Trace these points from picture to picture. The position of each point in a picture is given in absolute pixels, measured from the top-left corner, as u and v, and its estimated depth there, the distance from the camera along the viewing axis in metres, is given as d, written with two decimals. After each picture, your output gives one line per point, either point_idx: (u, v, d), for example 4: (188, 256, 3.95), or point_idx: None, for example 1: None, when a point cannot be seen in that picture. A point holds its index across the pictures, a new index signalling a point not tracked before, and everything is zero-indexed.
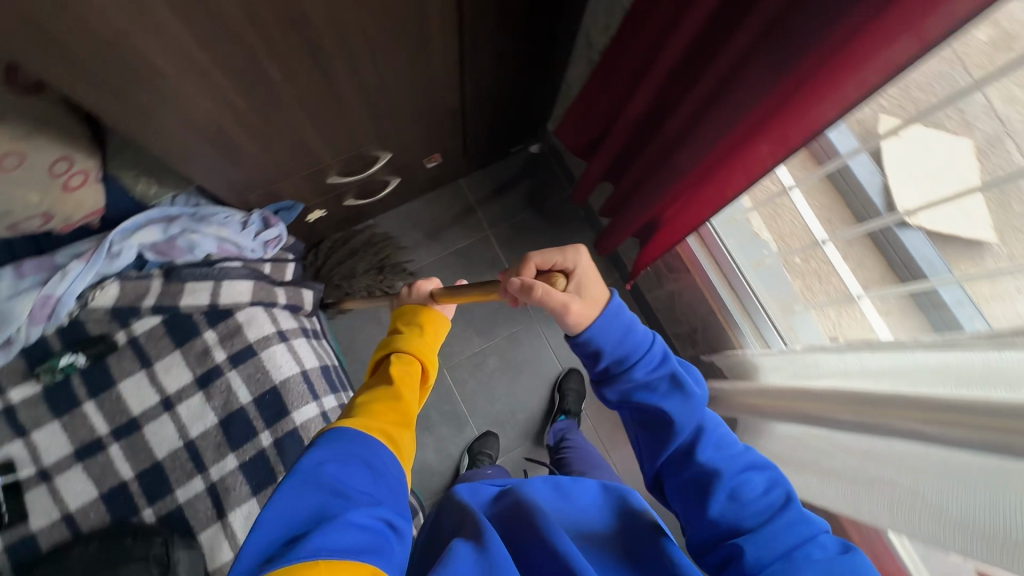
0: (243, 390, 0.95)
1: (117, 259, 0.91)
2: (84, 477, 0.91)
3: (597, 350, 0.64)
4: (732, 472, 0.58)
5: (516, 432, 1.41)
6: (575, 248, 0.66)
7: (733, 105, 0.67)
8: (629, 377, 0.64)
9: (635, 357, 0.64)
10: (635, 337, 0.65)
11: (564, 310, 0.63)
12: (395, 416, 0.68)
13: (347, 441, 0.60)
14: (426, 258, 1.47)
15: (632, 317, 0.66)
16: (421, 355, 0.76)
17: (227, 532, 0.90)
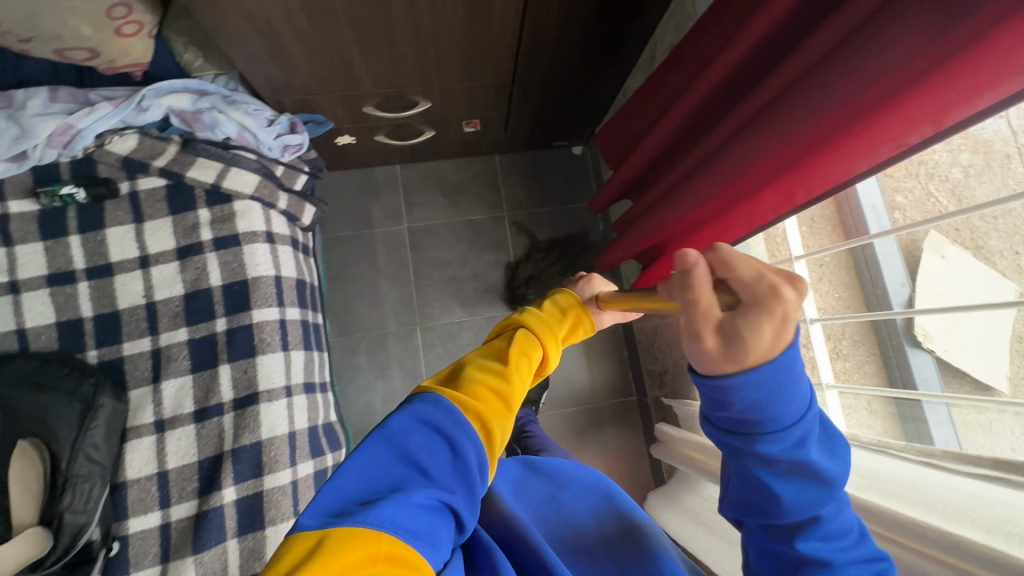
0: (216, 274, 0.98)
1: (143, 113, 0.94)
2: (48, 303, 0.95)
3: (723, 400, 0.43)
4: (841, 564, 0.46)
5: None
6: (784, 293, 0.37)
7: (761, 138, 0.65)
8: (755, 444, 0.45)
9: (773, 425, 0.44)
10: (789, 400, 0.42)
11: (694, 343, 0.41)
12: (499, 403, 0.54)
13: (438, 407, 0.51)
14: (437, 218, 1.49)
15: (795, 379, 0.42)
16: (546, 340, 0.60)
17: (155, 397, 0.93)
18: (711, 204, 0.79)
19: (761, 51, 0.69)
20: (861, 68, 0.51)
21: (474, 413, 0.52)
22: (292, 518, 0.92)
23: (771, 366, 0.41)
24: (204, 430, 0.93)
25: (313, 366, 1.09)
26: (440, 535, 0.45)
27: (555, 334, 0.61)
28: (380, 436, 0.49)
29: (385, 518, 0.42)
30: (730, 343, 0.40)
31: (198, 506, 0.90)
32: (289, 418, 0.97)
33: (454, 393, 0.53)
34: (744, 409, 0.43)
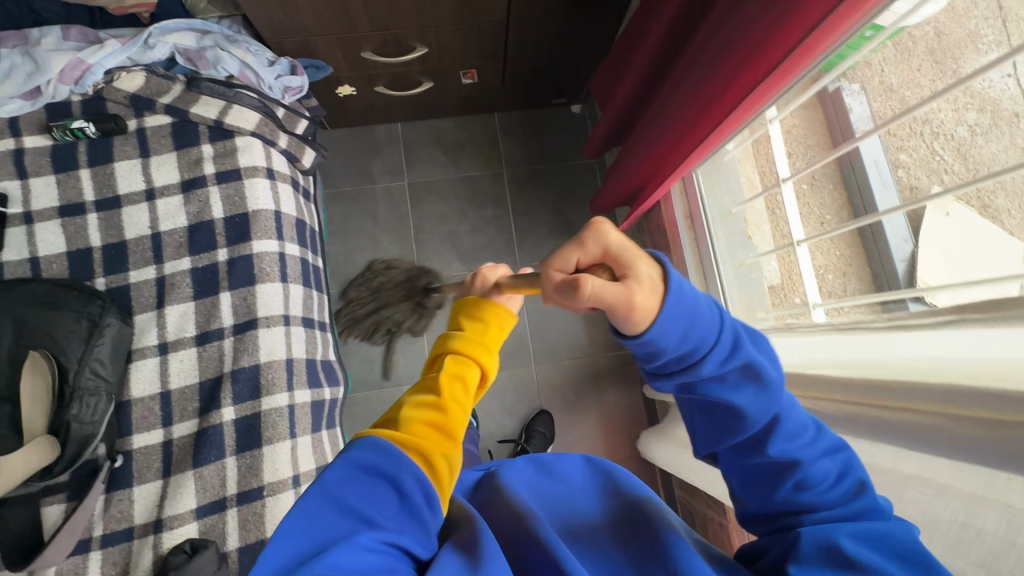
0: (218, 207, 1.01)
1: (149, 51, 0.99)
2: (60, 233, 0.99)
3: (654, 351, 0.45)
4: (809, 457, 0.49)
5: (463, 361, 1.43)
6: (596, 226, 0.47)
7: (711, 54, 0.71)
8: (697, 368, 0.46)
9: (705, 342, 0.46)
10: (704, 311, 0.45)
11: (627, 292, 0.43)
12: (438, 433, 0.59)
13: (372, 449, 0.55)
14: (438, 175, 1.51)
15: (698, 296, 0.46)
16: (478, 358, 0.66)
17: (159, 321, 0.97)
18: (674, 134, 0.87)
19: None
20: None
21: (416, 450, 0.56)
22: (289, 439, 0.96)
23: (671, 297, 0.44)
24: (205, 352, 0.96)
25: (312, 303, 1.12)
26: (387, 568, 0.48)
27: (485, 351, 0.67)
28: (317, 485, 0.52)
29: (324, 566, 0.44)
30: (634, 274, 0.44)
31: (199, 424, 0.93)
32: (288, 346, 1.00)
33: (390, 433, 0.57)
34: (677, 341, 0.45)
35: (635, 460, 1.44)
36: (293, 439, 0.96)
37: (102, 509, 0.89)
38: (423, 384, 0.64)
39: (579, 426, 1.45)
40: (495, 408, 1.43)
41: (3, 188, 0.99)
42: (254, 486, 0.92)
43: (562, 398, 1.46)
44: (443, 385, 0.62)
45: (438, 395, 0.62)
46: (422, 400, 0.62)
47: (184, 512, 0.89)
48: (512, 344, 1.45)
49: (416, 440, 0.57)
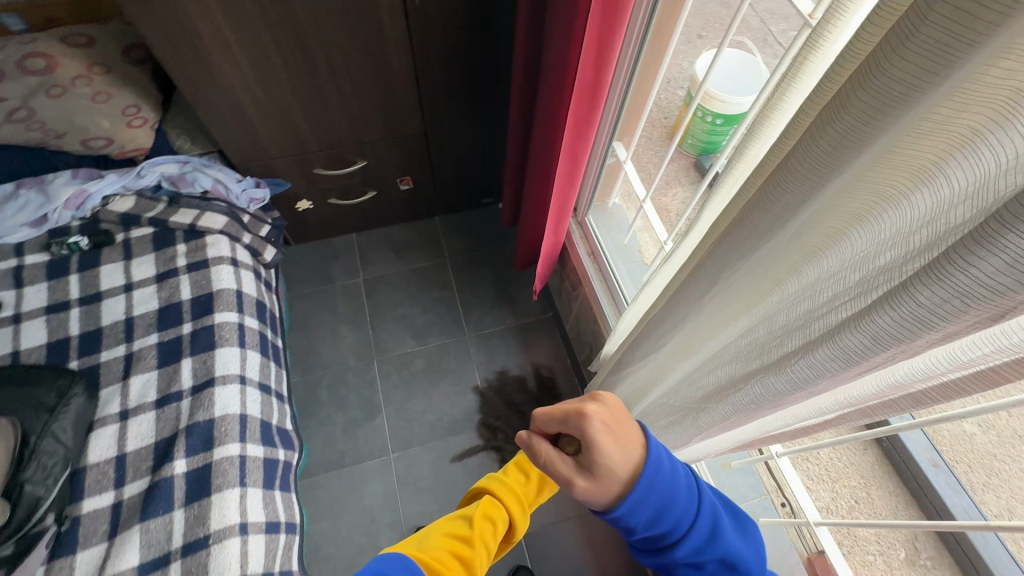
0: (186, 291, 1.18)
1: (141, 179, 1.25)
2: (43, 327, 1.13)
3: (628, 526, 0.60)
4: None
5: (422, 430, 1.48)
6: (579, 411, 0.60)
7: (550, 106, 1.03)
8: (672, 555, 0.61)
9: (679, 533, 0.60)
10: (677, 512, 0.59)
11: (574, 487, 0.60)
12: (463, 564, 0.72)
13: (399, 564, 0.68)
14: (389, 270, 1.73)
15: (673, 491, 0.59)
16: (510, 509, 0.77)
17: (123, 390, 1.06)
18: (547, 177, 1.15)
19: (533, 68, 1.11)
20: (557, 52, 0.93)
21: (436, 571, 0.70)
22: (238, 486, 0.99)
23: (628, 504, 0.58)
24: (163, 413, 1.04)
25: (270, 372, 1.22)
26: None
27: (517, 501, 0.79)
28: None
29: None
30: (595, 476, 0.59)
31: (150, 480, 0.97)
32: (242, 402, 1.09)
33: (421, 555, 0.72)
34: (658, 533, 0.60)
35: None
36: (242, 487, 1.00)
37: None
38: (462, 514, 0.79)
39: None
40: (458, 473, 1.43)
41: None
42: (200, 535, 0.92)
43: None
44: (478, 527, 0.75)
45: (470, 528, 0.75)
46: (454, 529, 0.75)
47: (124, 569, 0.88)
48: (469, 408, 1.52)
49: (441, 564, 0.71)
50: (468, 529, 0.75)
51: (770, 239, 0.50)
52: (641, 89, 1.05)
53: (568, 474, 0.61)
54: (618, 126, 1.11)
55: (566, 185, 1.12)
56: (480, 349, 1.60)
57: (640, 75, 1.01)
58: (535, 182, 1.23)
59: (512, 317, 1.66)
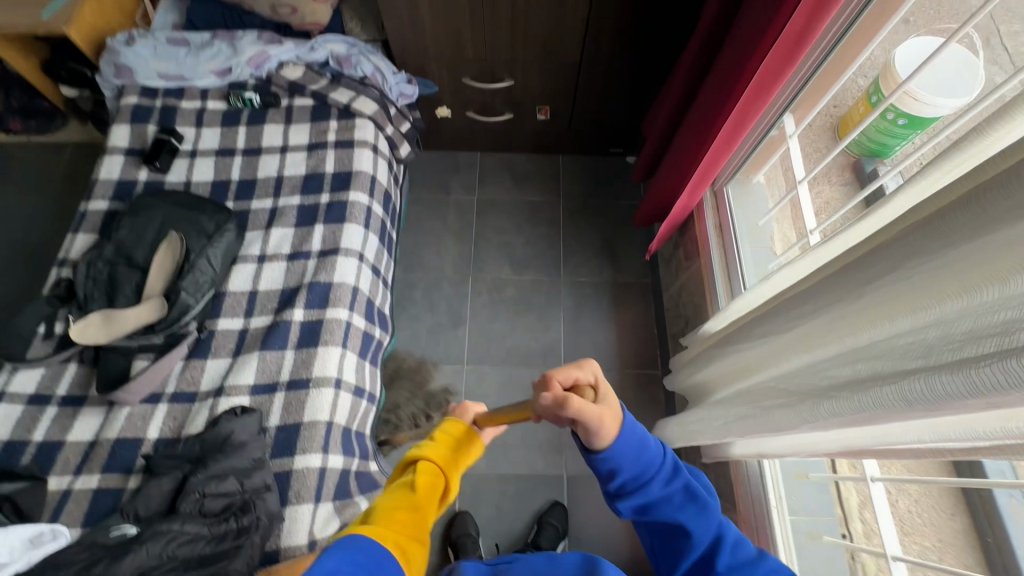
0: (330, 165, 1.28)
1: (313, 52, 1.34)
2: (211, 166, 1.28)
3: (615, 466, 0.63)
4: None
5: (497, 353, 1.54)
6: (589, 361, 0.67)
7: (735, 54, 0.95)
8: (648, 492, 0.63)
9: (652, 471, 0.64)
10: (651, 450, 0.64)
11: (601, 426, 0.61)
12: (412, 531, 0.65)
13: (358, 546, 0.58)
14: (503, 196, 1.75)
15: (645, 432, 0.65)
16: (449, 472, 0.73)
17: (264, 237, 1.19)
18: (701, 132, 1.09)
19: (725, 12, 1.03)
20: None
21: (394, 545, 0.62)
22: (341, 347, 1.09)
23: (619, 435, 0.63)
24: (293, 266, 1.16)
25: (383, 258, 1.31)
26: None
27: (449, 464, 0.74)
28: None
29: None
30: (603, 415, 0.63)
31: (272, 319, 1.10)
32: (357, 276, 1.18)
33: (372, 531, 0.62)
34: (635, 468, 0.63)
35: None
36: (343, 348, 1.10)
37: (178, 372, 1.05)
38: (395, 484, 0.71)
39: None
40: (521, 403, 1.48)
41: (183, 131, 1.31)
42: (303, 376, 1.04)
43: None
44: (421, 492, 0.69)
45: (415, 494, 0.68)
46: (398, 499, 0.68)
47: (241, 384, 1.02)
48: (546, 346, 1.55)
49: (393, 535, 0.63)
50: (411, 496, 0.68)
51: (979, 239, 0.44)
52: (835, 63, 0.94)
53: (597, 413, 0.61)
54: (795, 100, 1.02)
55: (720, 148, 1.06)
56: (571, 295, 1.61)
57: (843, 45, 0.90)
58: (684, 136, 1.16)
59: (610, 273, 1.64)
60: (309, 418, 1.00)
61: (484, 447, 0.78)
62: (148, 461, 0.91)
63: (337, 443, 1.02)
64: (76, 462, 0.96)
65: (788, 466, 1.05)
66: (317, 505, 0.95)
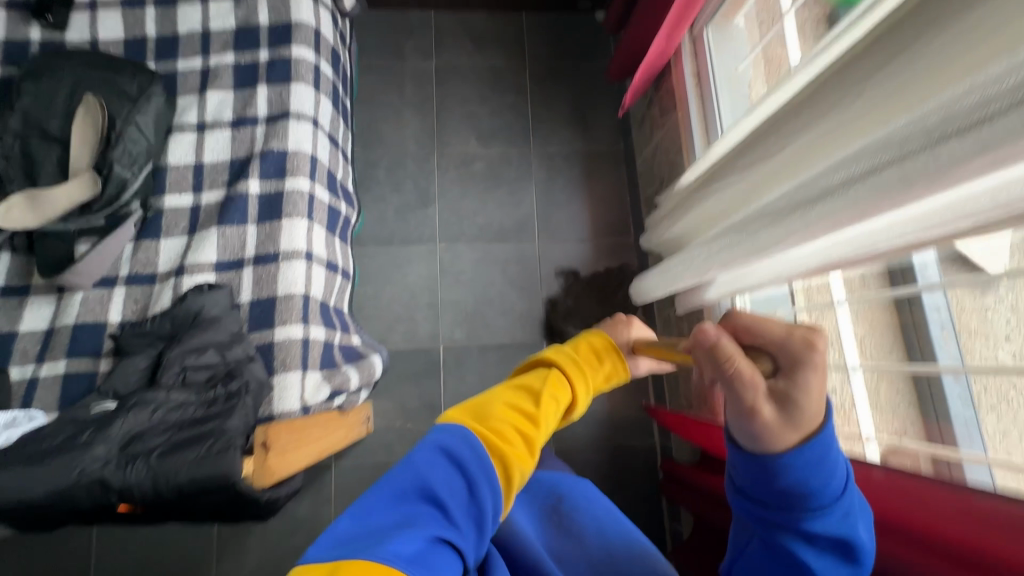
0: (264, 15, 1.10)
1: None
2: (119, 20, 1.09)
3: (771, 472, 0.51)
4: None
5: (470, 229, 1.50)
6: (812, 343, 0.48)
7: None
8: (797, 520, 0.51)
9: (821, 505, 0.50)
10: (828, 482, 0.50)
11: (752, 416, 0.49)
12: (524, 441, 0.58)
13: (461, 436, 0.55)
14: (464, 61, 1.60)
15: (835, 462, 0.50)
16: (580, 391, 0.64)
17: (200, 103, 1.05)
18: None
19: None
20: None
21: (495, 454, 0.56)
22: (306, 219, 1.02)
23: (816, 451, 0.50)
24: (239, 134, 1.04)
25: (338, 127, 1.19)
26: (440, 567, 0.47)
27: (584, 379, 0.66)
28: (404, 466, 0.54)
29: (398, 551, 0.45)
30: (785, 410, 0.49)
31: (226, 193, 1.01)
32: (313, 143, 1.07)
33: (487, 432, 0.57)
34: (815, 491, 0.50)
35: None
36: (310, 221, 1.03)
37: (130, 254, 0.97)
38: (521, 385, 0.64)
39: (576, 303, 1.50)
40: (497, 276, 1.48)
41: None
42: (270, 251, 0.98)
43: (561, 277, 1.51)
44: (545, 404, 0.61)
45: (535, 405, 0.61)
46: (518, 402, 0.61)
47: (204, 263, 0.96)
48: (519, 220, 1.52)
49: (500, 443, 0.57)
50: (531, 406, 0.61)
51: None
52: None
53: (757, 402, 0.49)
54: None
55: None
56: (542, 166, 1.55)
57: None
58: None
59: (582, 141, 1.58)
60: (284, 292, 0.96)
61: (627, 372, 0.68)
62: (116, 341, 0.87)
63: (317, 315, 0.99)
64: (36, 351, 0.90)
65: (758, 307, 1.06)
66: (306, 373, 0.94)
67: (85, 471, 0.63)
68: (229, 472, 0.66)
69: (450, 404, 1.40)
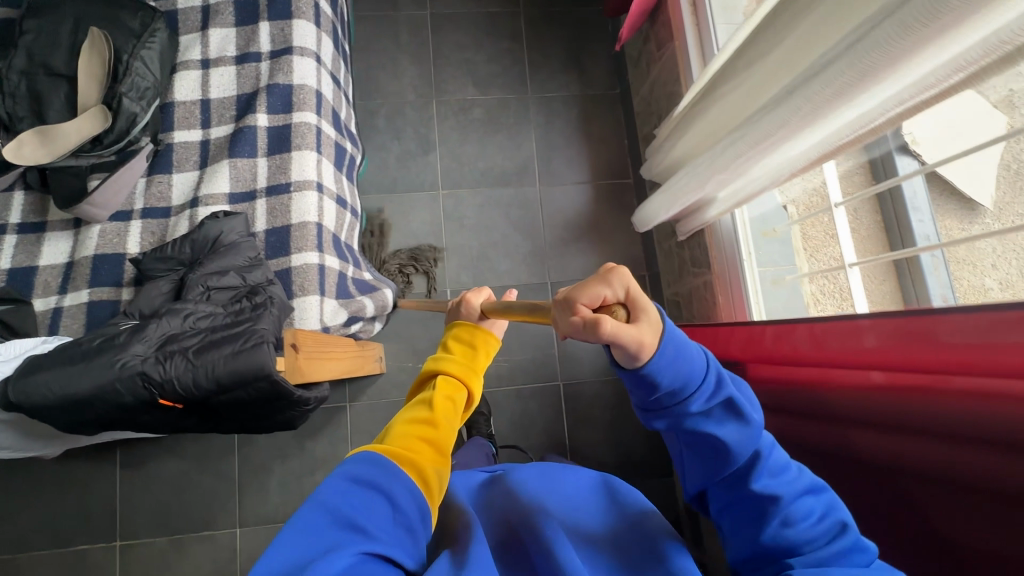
0: None
1: None
2: None
3: (651, 382, 0.48)
4: (790, 498, 0.50)
5: (471, 175, 1.52)
6: (612, 268, 0.46)
7: None
8: (685, 409, 0.49)
9: (695, 384, 0.49)
10: (691, 358, 0.49)
11: (641, 354, 0.46)
12: (431, 450, 0.60)
13: (370, 462, 0.54)
14: (459, 8, 1.60)
15: (683, 334, 0.49)
16: (468, 381, 0.67)
17: (202, 41, 1.06)
18: None
19: None
20: None
21: (410, 463, 0.56)
22: (316, 152, 1.03)
23: (664, 351, 0.47)
24: (243, 70, 1.05)
25: (339, 67, 1.20)
26: None
27: (473, 372, 0.68)
28: (313, 503, 0.49)
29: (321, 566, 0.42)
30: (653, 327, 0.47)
31: (234, 127, 1.02)
32: (317, 79, 1.07)
33: (389, 449, 0.57)
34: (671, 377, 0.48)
35: None
36: (319, 154, 1.04)
37: (143, 188, 0.98)
38: (415, 402, 0.65)
39: (579, 244, 1.53)
40: (500, 220, 1.51)
41: None
42: (282, 182, 1.00)
43: (562, 219, 1.54)
44: (439, 406, 0.63)
45: (432, 410, 0.62)
46: (415, 417, 0.62)
47: (218, 194, 0.98)
48: (519, 165, 1.54)
49: (410, 454, 0.58)
50: (427, 412, 0.63)
51: None
52: None
53: (637, 338, 0.45)
54: None
55: None
56: (540, 111, 1.57)
57: None
58: None
59: (578, 85, 1.59)
60: (298, 220, 0.98)
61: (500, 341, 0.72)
62: (137, 267, 0.89)
63: (331, 245, 1.02)
64: (58, 283, 0.92)
65: (756, 225, 1.10)
66: (323, 298, 0.96)
67: (125, 364, 0.65)
68: (264, 364, 0.68)
69: None
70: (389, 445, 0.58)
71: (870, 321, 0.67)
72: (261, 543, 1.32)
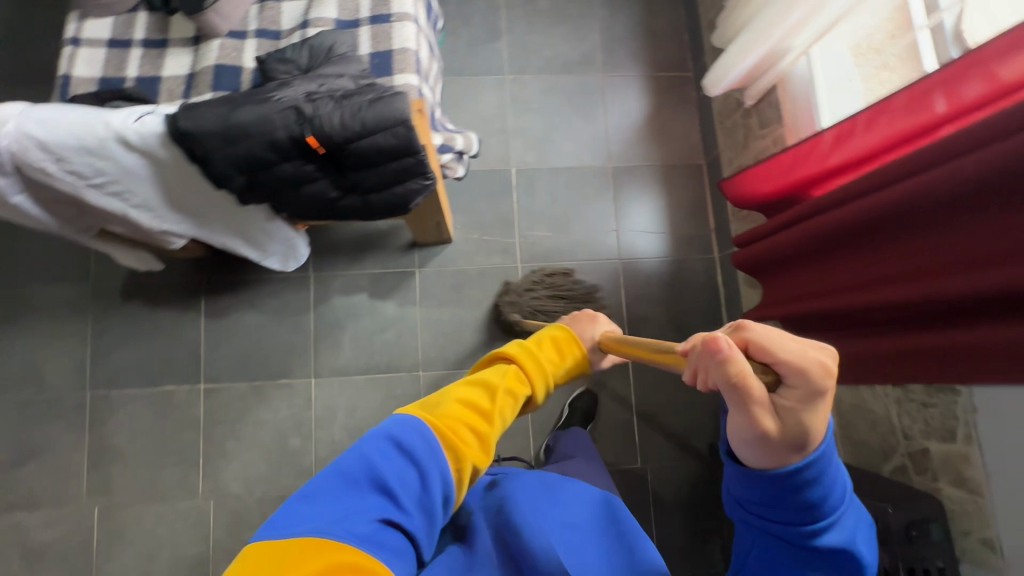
0: None
1: None
2: None
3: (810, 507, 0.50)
4: None
5: (537, 63, 1.57)
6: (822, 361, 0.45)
7: None
8: (813, 528, 0.50)
9: (830, 511, 0.50)
10: (835, 489, 0.50)
11: (756, 432, 0.47)
12: (477, 440, 0.58)
13: (415, 430, 0.55)
14: None
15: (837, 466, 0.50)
16: (535, 385, 0.65)
17: None
18: None
19: None
20: None
21: (450, 447, 0.56)
22: None
23: (824, 464, 0.49)
24: None
25: None
26: (387, 548, 0.49)
27: (543, 376, 0.66)
28: (351, 452, 0.54)
29: (347, 530, 0.48)
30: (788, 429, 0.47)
31: None
32: None
33: (434, 420, 0.57)
34: (832, 502, 0.50)
35: (682, 166, 1.58)
36: None
37: (256, 13, 1.05)
38: (478, 381, 0.63)
39: (637, 131, 1.58)
40: (565, 107, 1.56)
41: None
42: (384, 13, 1.06)
43: (623, 107, 1.58)
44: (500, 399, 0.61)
45: (491, 401, 0.61)
46: (474, 398, 0.61)
47: (325, 18, 1.04)
48: (583, 54, 1.59)
49: (452, 434, 0.57)
50: (487, 403, 0.61)
51: None
52: None
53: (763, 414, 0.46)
54: None
55: None
56: (604, 5, 1.61)
57: None
58: None
59: None
60: (400, 46, 1.04)
61: (587, 362, 0.72)
62: (260, 68, 0.96)
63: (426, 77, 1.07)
64: (181, 91, 1.00)
65: (831, 77, 1.13)
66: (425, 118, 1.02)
67: (284, 100, 0.73)
68: (402, 109, 0.73)
69: (523, 220, 1.50)
70: (437, 417, 0.58)
71: (939, 89, 0.78)
72: (335, 394, 1.39)
